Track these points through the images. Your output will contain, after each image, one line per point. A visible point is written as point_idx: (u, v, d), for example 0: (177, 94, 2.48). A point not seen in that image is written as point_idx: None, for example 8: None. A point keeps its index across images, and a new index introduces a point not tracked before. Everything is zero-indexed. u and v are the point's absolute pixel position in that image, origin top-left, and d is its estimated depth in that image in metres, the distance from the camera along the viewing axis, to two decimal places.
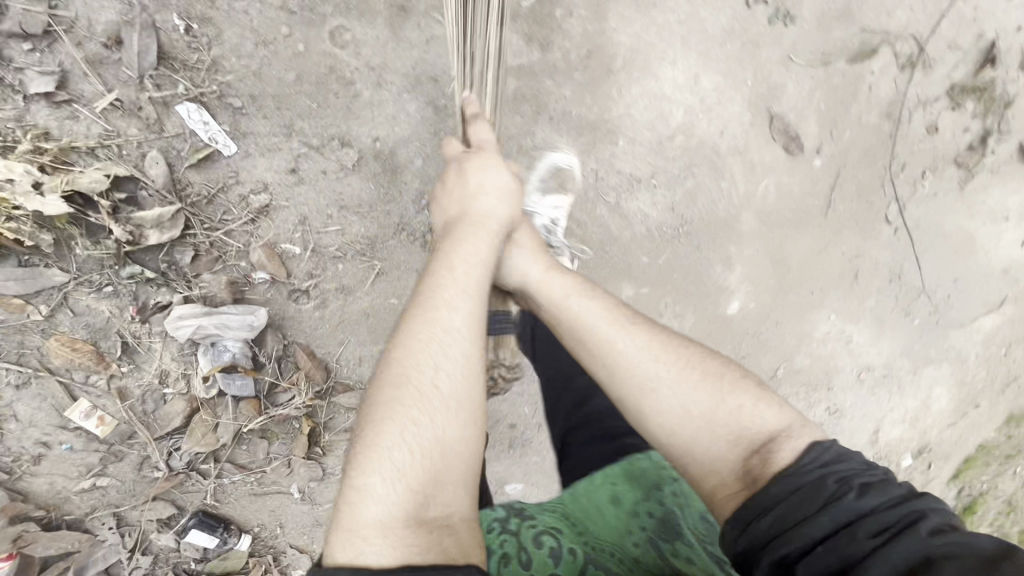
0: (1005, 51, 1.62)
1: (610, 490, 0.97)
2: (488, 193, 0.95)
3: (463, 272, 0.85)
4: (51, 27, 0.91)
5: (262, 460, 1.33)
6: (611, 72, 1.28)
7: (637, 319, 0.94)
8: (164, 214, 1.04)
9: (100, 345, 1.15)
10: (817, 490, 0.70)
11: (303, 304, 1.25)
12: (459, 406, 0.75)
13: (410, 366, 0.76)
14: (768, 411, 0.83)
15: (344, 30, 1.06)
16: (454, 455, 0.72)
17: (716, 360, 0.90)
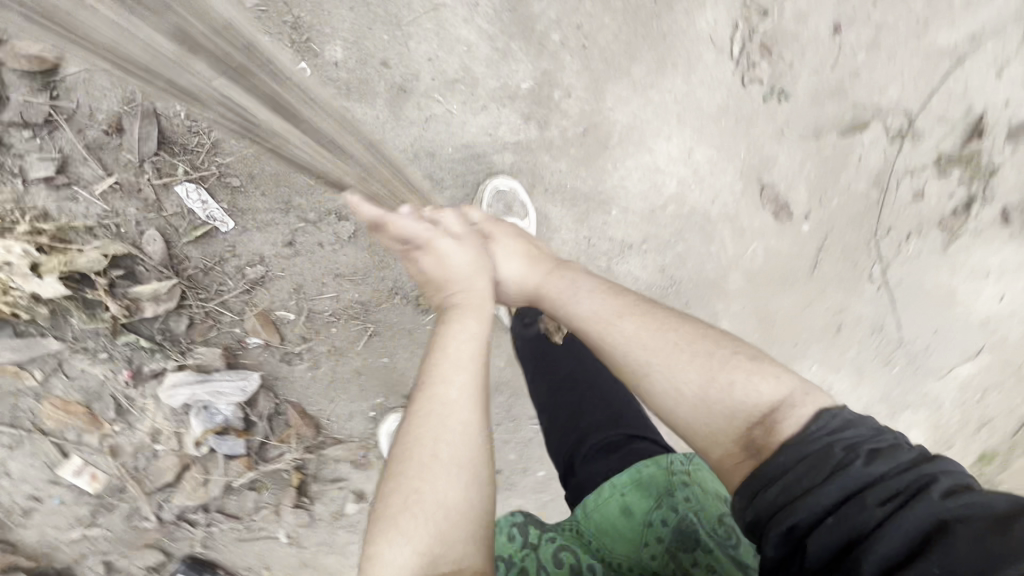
0: (994, 124, 1.54)
1: (620, 501, 0.91)
2: (457, 251, 0.94)
3: (455, 344, 0.81)
4: (52, 116, 0.94)
5: (251, 510, 1.33)
6: (607, 148, 1.29)
7: (626, 308, 0.86)
8: (160, 288, 1.06)
9: (93, 407, 1.16)
10: (824, 458, 0.63)
11: (296, 365, 1.26)
12: (463, 476, 0.70)
13: (409, 448, 0.71)
14: (768, 384, 0.73)
15: (347, 112, 1.08)
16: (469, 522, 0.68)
17: (706, 338, 0.80)
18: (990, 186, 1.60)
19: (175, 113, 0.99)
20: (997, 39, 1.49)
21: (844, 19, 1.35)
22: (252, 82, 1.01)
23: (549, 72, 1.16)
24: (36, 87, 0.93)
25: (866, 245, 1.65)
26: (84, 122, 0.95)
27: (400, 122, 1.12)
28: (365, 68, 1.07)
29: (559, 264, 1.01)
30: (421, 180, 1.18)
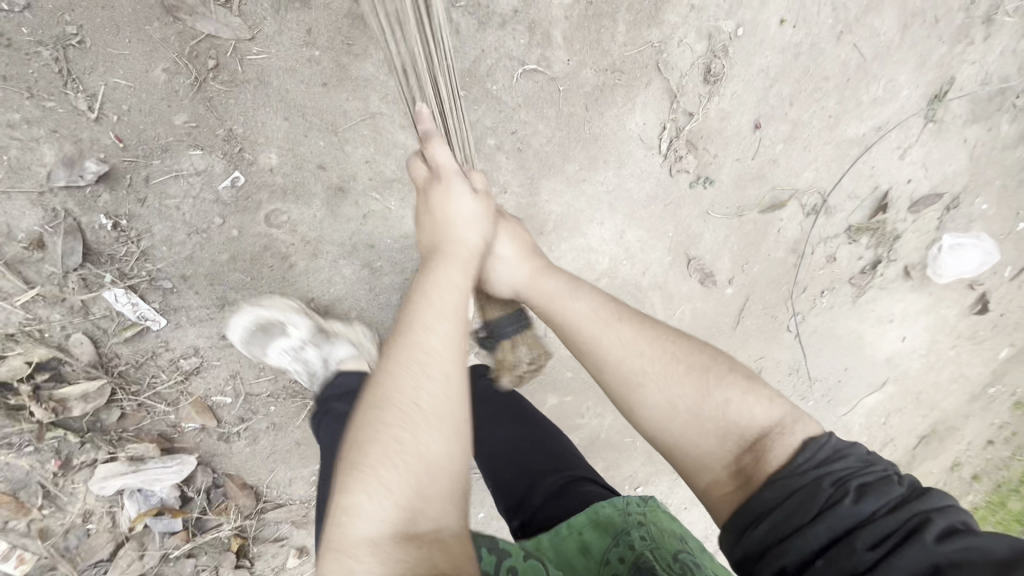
0: (896, 199, 1.67)
1: (579, 538, 0.85)
2: (460, 200, 0.88)
3: (437, 289, 0.79)
4: None
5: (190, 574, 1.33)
6: (542, 233, 1.34)
7: (625, 313, 0.90)
8: (89, 388, 1.05)
9: (19, 494, 1.16)
10: (813, 494, 0.68)
11: (235, 442, 1.28)
12: (442, 421, 0.69)
13: (392, 386, 0.69)
14: (762, 403, 0.79)
15: (281, 212, 1.08)
16: (446, 466, 0.68)
17: (702, 349, 0.85)
18: (894, 249, 1.74)
19: (101, 226, 0.96)
20: (900, 129, 1.59)
21: (763, 117, 1.45)
22: (181, 191, 0.99)
23: (484, 173, 1.20)
24: None
25: (783, 302, 1.76)
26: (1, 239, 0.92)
27: (338, 220, 1.12)
28: (301, 172, 1.06)
29: (549, 264, 1.01)
30: (359, 269, 1.18)
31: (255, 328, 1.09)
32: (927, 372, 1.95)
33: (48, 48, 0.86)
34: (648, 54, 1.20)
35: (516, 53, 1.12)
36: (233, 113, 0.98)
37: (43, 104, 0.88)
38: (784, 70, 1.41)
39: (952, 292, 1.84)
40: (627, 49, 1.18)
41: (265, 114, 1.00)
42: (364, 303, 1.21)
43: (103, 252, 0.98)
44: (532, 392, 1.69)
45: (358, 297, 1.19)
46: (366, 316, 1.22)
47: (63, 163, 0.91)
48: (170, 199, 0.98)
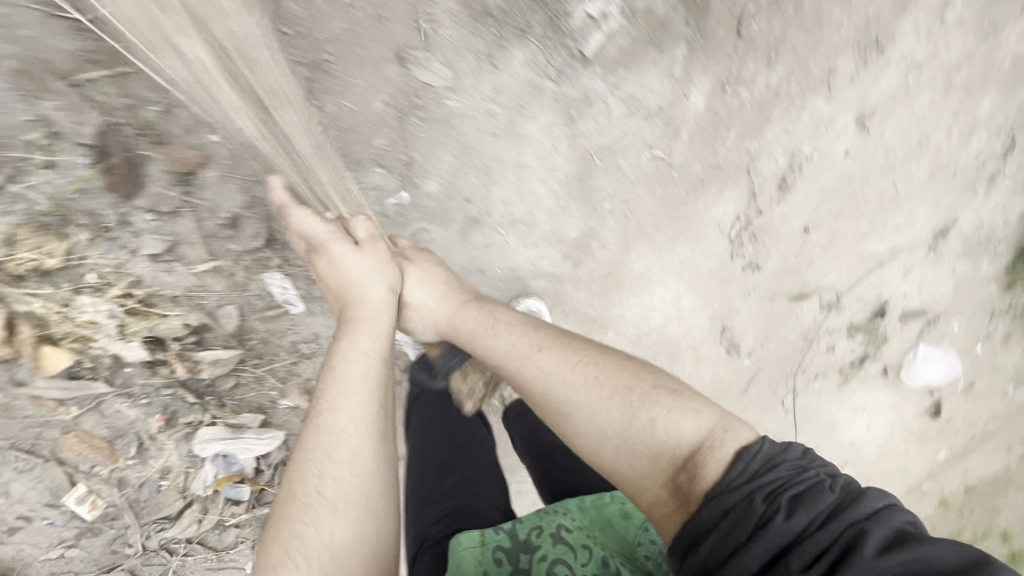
0: (893, 309, 1.91)
1: (619, 506, 0.95)
2: (372, 273, 0.98)
3: (342, 372, 0.87)
4: (180, 206, 1.03)
5: (231, 543, 1.42)
6: (619, 287, 1.49)
7: (544, 340, 0.96)
8: (222, 355, 1.15)
9: (116, 443, 1.21)
10: (746, 514, 0.67)
11: None
12: (348, 502, 0.77)
13: (297, 482, 0.77)
14: (688, 415, 0.82)
15: (424, 233, 1.23)
16: (359, 544, 0.76)
17: (626, 369, 0.90)
18: (879, 349, 1.97)
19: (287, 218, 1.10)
20: (909, 254, 1.84)
21: (811, 224, 1.71)
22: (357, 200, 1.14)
23: (592, 229, 1.38)
24: (170, 181, 1.01)
25: (785, 381, 1.98)
26: (206, 214, 1.05)
27: (464, 246, 1.28)
28: (449, 202, 1.22)
29: (470, 299, 1.07)
30: None
31: None
32: (892, 470, 2.17)
33: (306, 68, 1.02)
34: (743, 159, 1.41)
35: (650, 140, 1.31)
36: (418, 143, 1.14)
37: None
38: (836, 191, 1.67)
39: (914, 393, 2.06)
40: (731, 153, 1.39)
41: (440, 147, 1.16)
42: None
43: (276, 239, 1.10)
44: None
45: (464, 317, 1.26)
46: None
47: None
48: None
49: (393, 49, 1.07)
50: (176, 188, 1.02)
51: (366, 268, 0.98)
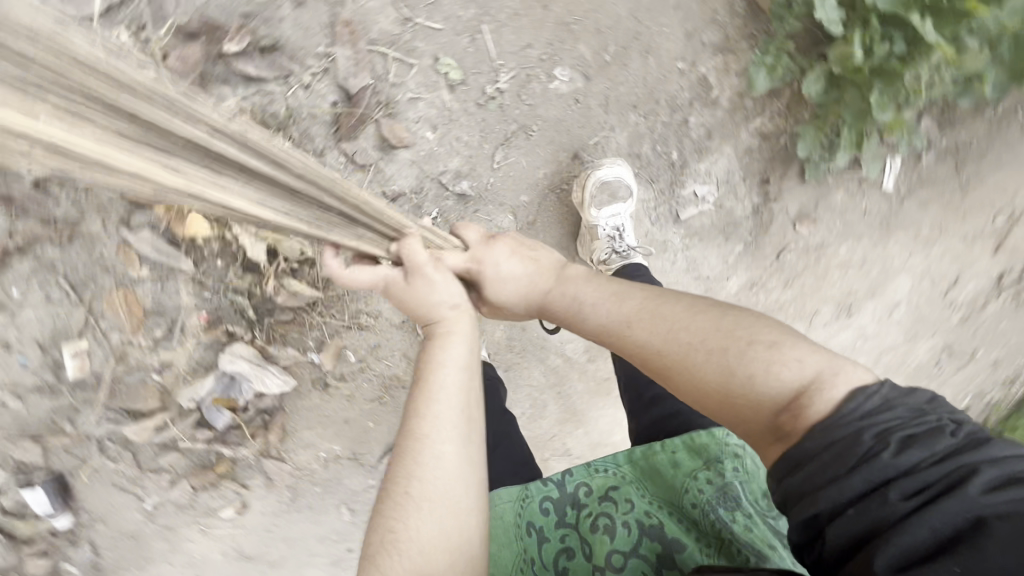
0: None
1: (671, 454, 0.92)
2: (445, 282, 0.89)
3: (433, 373, 0.82)
4: (369, 164, 1.19)
5: (160, 467, 1.34)
6: (608, 396, 1.70)
7: (635, 313, 0.85)
8: (303, 291, 1.31)
9: (150, 319, 1.21)
10: (850, 444, 0.59)
11: (316, 389, 1.40)
12: (439, 506, 0.73)
13: (389, 482, 0.76)
14: (794, 363, 0.68)
15: None
16: (451, 541, 0.72)
17: (717, 322, 0.77)
18: None
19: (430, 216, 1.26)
20: None
21: None
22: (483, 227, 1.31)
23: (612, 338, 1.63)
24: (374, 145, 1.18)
25: None
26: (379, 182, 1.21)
27: None
28: None
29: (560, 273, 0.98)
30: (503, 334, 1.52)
31: None
32: None
33: (516, 127, 1.26)
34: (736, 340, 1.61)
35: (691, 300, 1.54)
36: (545, 213, 1.37)
37: (483, 144, 1.25)
38: None
39: None
40: None
41: (553, 224, 1.39)
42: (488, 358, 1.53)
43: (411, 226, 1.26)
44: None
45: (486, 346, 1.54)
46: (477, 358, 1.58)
47: (453, 173, 1.25)
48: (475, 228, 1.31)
49: (575, 148, 1.32)
50: (377, 153, 1.19)
51: (444, 289, 0.89)
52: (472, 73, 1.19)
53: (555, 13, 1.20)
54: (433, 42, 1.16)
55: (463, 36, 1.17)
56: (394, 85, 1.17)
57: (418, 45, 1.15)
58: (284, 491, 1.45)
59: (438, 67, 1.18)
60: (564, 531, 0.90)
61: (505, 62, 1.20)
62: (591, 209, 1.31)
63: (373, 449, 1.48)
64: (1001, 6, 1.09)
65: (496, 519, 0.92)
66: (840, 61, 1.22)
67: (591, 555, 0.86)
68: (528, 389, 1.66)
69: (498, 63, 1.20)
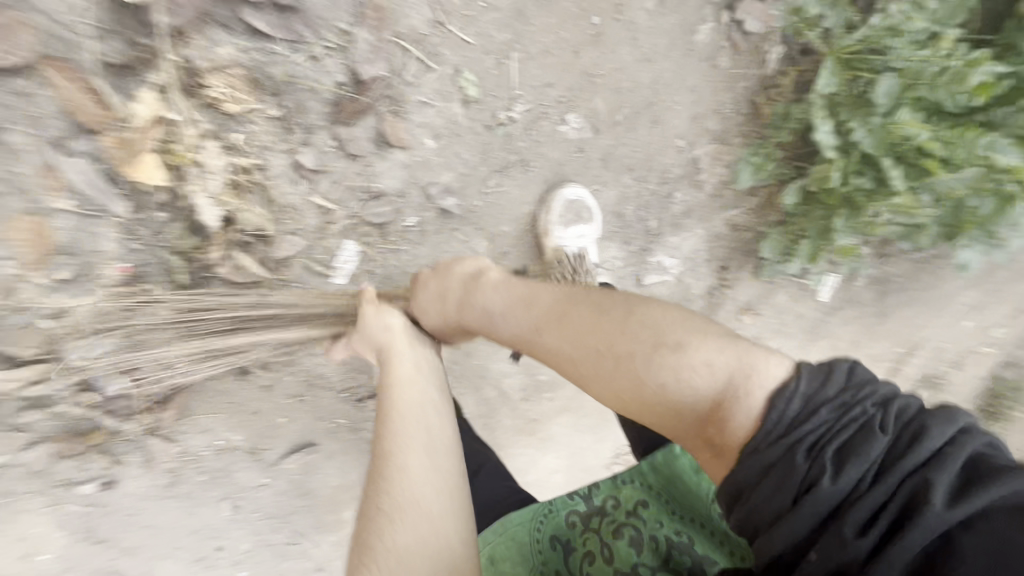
0: None
1: (693, 461, 0.93)
2: (384, 314, 0.98)
3: (389, 393, 0.85)
4: (361, 155, 1.15)
5: (16, 426, 1.14)
6: (531, 439, 1.67)
7: (541, 319, 0.85)
8: (250, 268, 1.14)
9: (56, 256, 1.00)
10: (790, 473, 0.55)
11: (230, 372, 1.29)
12: (412, 510, 0.69)
13: (366, 511, 0.71)
14: (700, 368, 0.68)
15: None
16: (438, 551, 0.67)
17: (620, 325, 0.77)
18: None
19: (407, 222, 1.22)
20: None
21: None
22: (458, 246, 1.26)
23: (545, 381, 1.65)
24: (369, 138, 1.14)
25: None
26: (364, 174, 1.16)
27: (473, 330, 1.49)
28: None
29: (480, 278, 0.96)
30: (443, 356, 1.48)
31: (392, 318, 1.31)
32: None
33: (517, 157, 1.23)
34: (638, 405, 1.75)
35: None
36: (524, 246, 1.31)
37: (481, 166, 1.22)
38: None
39: None
40: None
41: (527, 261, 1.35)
42: None
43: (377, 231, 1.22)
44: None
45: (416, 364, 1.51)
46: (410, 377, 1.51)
47: (443, 187, 1.21)
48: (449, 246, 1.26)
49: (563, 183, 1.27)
50: (371, 147, 1.15)
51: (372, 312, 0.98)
52: (489, 95, 1.17)
53: (582, 61, 1.20)
54: (460, 53, 1.14)
55: (491, 56, 1.15)
56: (407, 84, 1.13)
57: (444, 52, 1.13)
58: (161, 475, 1.29)
59: (458, 80, 1.15)
60: (587, 536, 0.86)
61: (523, 94, 1.19)
62: (556, 230, 1.24)
63: (276, 447, 1.39)
64: (957, 172, 1.20)
65: (512, 530, 0.91)
66: (818, 181, 1.29)
67: (610, 559, 0.81)
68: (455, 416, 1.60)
69: (516, 92, 1.18)
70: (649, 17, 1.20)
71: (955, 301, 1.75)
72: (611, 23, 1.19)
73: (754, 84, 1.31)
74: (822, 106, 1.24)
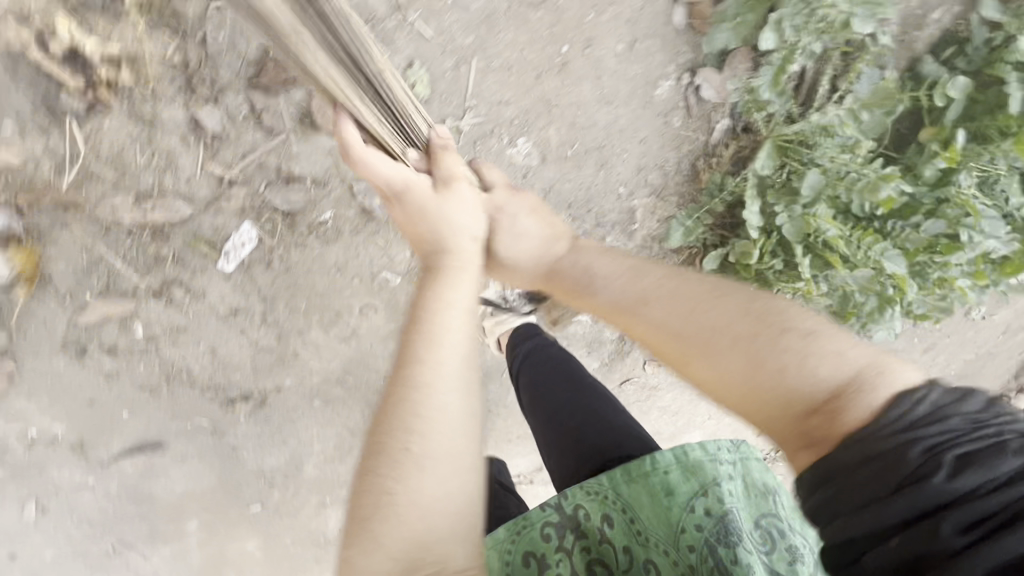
0: None
1: (665, 478, 0.94)
2: (465, 208, 0.85)
3: (437, 312, 0.75)
4: (278, 131, 1.03)
5: None
6: None
7: (651, 289, 0.82)
8: (98, 223, 1.03)
9: None
10: (898, 463, 0.55)
11: (67, 348, 1.10)
12: (441, 458, 0.67)
13: (388, 436, 0.67)
14: (828, 359, 0.66)
15: (370, 310, 1.26)
16: (454, 502, 0.67)
17: (747, 306, 0.74)
18: None
19: (322, 216, 1.10)
20: None
21: None
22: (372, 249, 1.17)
23: None
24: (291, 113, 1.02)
25: None
26: (278, 152, 1.04)
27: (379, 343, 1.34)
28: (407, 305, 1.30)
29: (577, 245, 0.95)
30: (339, 364, 1.33)
31: (280, 318, 1.19)
32: None
33: None
34: None
35: None
36: None
37: None
38: None
39: None
40: None
41: None
42: (307, 381, 1.33)
43: (277, 218, 1.09)
44: (220, 546, 1.50)
45: (311, 371, 1.32)
46: (298, 386, 1.33)
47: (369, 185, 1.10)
48: (363, 246, 1.16)
49: None
50: (293, 124, 1.03)
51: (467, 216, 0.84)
52: (438, 97, 1.07)
53: (542, 86, 1.13)
54: (416, 43, 1.03)
55: (449, 57, 1.05)
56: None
57: (397, 39, 1.02)
58: None
59: (409, 73, 1.04)
60: (560, 556, 0.91)
61: (476, 104, 1.10)
62: None
63: (109, 446, 1.26)
64: (852, 271, 1.32)
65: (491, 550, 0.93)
66: (739, 253, 1.34)
67: None
68: (343, 432, 1.45)
69: (469, 101, 1.09)
70: (616, 59, 1.15)
71: None
72: (578, 56, 1.12)
73: (698, 149, 1.29)
74: (755, 184, 1.29)
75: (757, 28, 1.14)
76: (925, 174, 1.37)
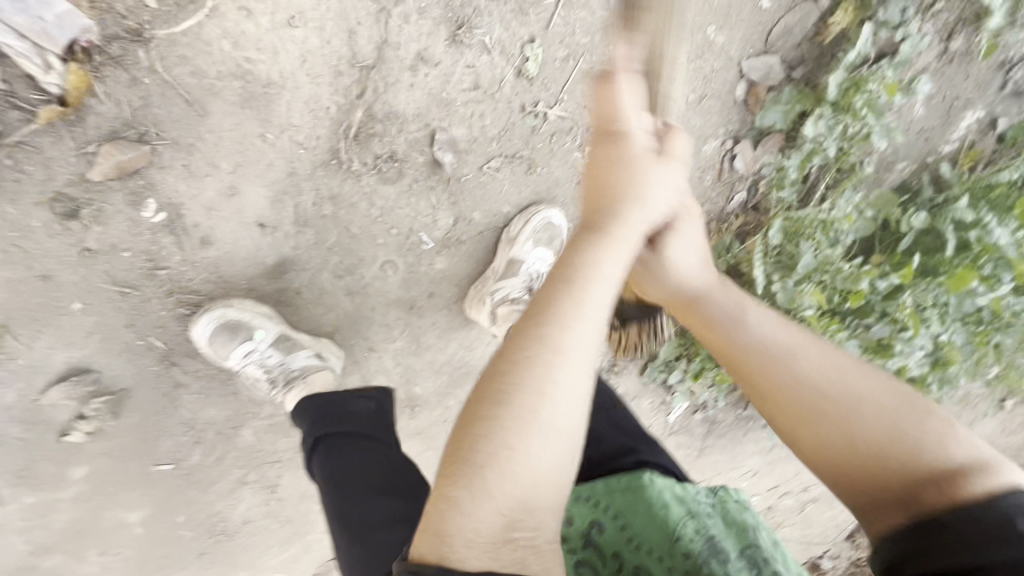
0: None
1: (655, 495, 0.86)
2: (663, 185, 0.81)
3: (596, 283, 0.71)
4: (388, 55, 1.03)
5: None
6: None
7: (795, 343, 0.81)
8: (162, 84, 0.95)
9: None
10: (991, 530, 0.60)
11: (61, 205, 0.97)
12: (562, 437, 0.63)
13: (518, 393, 0.63)
14: (948, 443, 0.68)
15: (388, 269, 1.20)
16: (555, 478, 0.63)
17: (892, 385, 0.75)
18: None
19: (392, 153, 1.09)
20: None
21: None
22: (422, 202, 1.15)
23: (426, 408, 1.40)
24: (407, 45, 1.03)
25: None
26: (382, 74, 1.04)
27: (382, 310, 1.24)
28: (426, 278, 1.24)
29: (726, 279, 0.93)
30: (331, 320, 1.22)
31: (300, 244, 1.12)
32: None
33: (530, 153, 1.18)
34: None
35: None
36: (477, 238, 1.23)
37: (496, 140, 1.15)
38: None
39: None
40: None
41: (470, 261, 1.25)
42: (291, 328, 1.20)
43: (348, 137, 1.06)
44: (108, 494, 1.29)
45: (302, 317, 1.20)
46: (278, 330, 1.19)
47: (449, 139, 1.11)
48: (415, 197, 1.14)
49: (551, 196, 1.24)
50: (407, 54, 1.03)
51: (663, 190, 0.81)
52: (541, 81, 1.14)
53: None
54: (543, 24, 1.10)
55: (565, 48, 1.13)
56: (480, 16, 1.05)
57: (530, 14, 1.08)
58: None
59: (528, 47, 1.10)
60: None
61: (568, 100, 1.17)
62: (521, 237, 1.21)
63: (41, 338, 1.07)
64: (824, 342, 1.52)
65: None
66: None
67: None
68: None
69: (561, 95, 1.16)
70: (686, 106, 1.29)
71: (746, 460, 2.01)
72: None
73: (712, 211, 1.45)
74: (762, 250, 1.44)
75: (803, 116, 1.34)
76: (880, 286, 1.62)
